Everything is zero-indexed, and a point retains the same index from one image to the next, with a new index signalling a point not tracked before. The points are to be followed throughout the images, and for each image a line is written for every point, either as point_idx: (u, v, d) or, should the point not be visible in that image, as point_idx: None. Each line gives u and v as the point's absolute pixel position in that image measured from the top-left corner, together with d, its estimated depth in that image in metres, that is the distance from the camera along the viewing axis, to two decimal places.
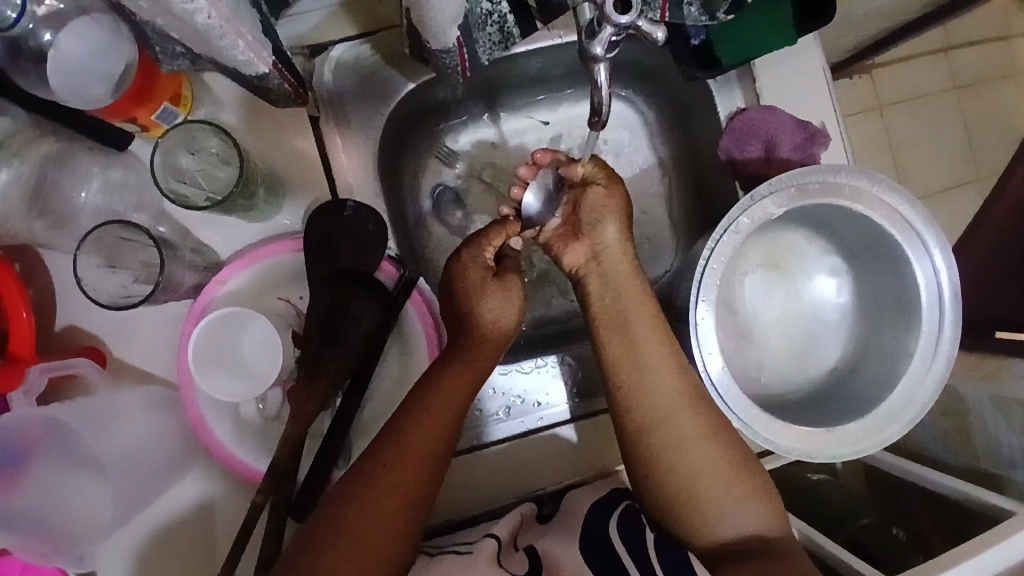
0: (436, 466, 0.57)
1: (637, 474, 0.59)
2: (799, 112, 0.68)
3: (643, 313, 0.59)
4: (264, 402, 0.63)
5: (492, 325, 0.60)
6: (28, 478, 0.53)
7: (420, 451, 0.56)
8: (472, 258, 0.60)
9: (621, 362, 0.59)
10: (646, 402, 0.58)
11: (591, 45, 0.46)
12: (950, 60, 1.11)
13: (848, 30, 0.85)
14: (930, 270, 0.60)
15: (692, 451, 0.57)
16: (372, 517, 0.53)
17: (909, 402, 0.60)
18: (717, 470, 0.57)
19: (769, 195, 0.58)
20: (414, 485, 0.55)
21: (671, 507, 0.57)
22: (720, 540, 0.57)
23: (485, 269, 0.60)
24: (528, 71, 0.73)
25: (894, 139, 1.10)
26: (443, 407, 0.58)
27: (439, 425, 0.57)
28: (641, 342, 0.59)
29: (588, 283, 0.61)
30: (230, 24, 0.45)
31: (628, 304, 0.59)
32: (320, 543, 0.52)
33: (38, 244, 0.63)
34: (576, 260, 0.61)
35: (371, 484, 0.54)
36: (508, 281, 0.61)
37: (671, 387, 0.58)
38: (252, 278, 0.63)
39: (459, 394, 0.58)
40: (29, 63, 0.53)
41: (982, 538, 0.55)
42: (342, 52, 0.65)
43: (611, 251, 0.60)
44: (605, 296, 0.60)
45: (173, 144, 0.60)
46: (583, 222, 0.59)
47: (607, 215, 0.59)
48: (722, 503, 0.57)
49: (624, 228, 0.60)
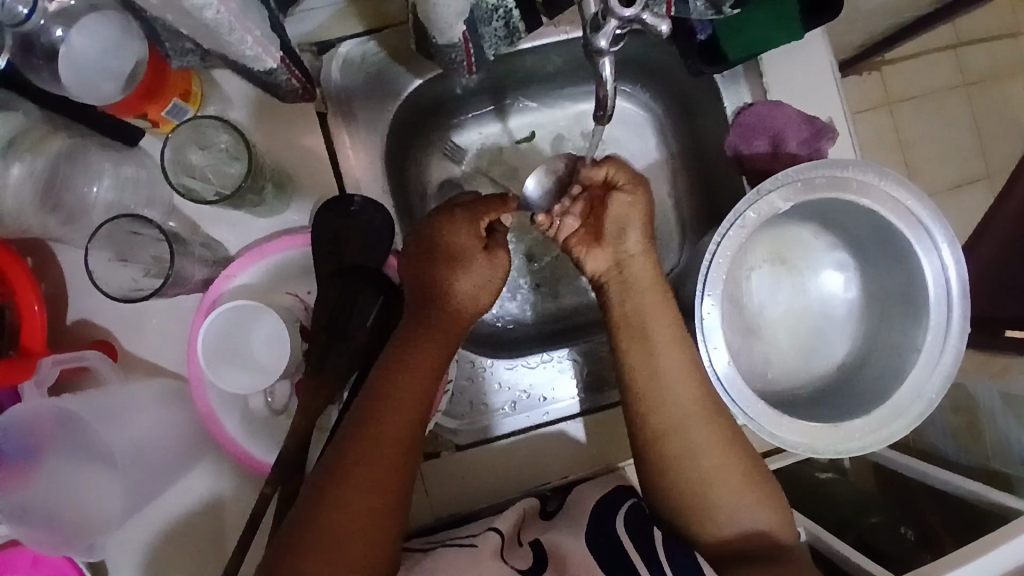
0: (411, 453, 0.56)
1: (647, 476, 0.58)
2: (806, 107, 0.68)
3: (650, 307, 0.60)
4: (273, 394, 0.61)
5: (466, 301, 0.59)
6: (37, 471, 0.55)
7: (397, 439, 0.55)
8: (468, 222, 0.59)
9: (636, 363, 0.59)
10: (664, 409, 0.58)
11: (595, 38, 0.47)
12: (960, 56, 1.10)
13: (856, 26, 0.84)
14: (938, 264, 0.59)
15: (705, 457, 0.57)
16: (355, 510, 0.53)
17: (916, 398, 0.60)
18: (730, 477, 0.57)
19: (776, 189, 0.58)
20: (395, 476, 0.55)
21: (679, 506, 0.57)
22: (725, 538, 0.56)
23: (477, 237, 0.59)
24: (534, 68, 0.73)
25: (903, 136, 1.09)
26: (414, 395, 0.57)
27: (412, 410, 0.57)
28: (656, 348, 0.58)
29: (609, 289, 0.61)
30: (239, 20, 0.46)
31: (640, 309, 0.59)
32: (307, 538, 0.51)
33: (50, 240, 0.63)
34: (597, 266, 0.61)
35: (350, 474, 0.53)
36: (496, 255, 0.60)
37: (679, 387, 0.58)
38: (261, 273, 0.64)
39: (427, 375, 0.58)
40: (42, 62, 0.53)
41: (989, 538, 0.54)
42: (351, 48, 0.66)
43: (633, 260, 0.60)
44: (623, 302, 0.60)
45: (184, 141, 0.61)
46: (607, 229, 0.60)
47: (632, 220, 0.59)
48: (733, 507, 0.56)
49: (647, 235, 0.60)
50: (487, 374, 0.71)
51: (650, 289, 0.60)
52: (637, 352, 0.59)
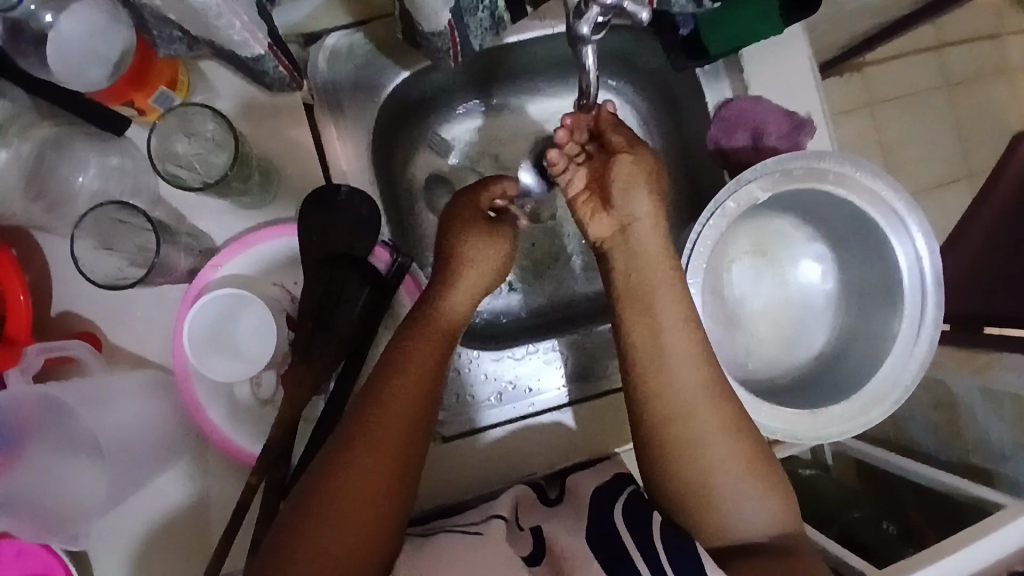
0: (407, 441, 0.55)
1: (650, 464, 0.58)
2: (786, 101, 0.69)
3: (656, 273, 0.57)
4: (259, 384, 0.63)
5: (471, 263, 0.61)
6: (22, 458, 0.56)
7: (391, 429, 0.55)
8: (468, 200, 0.63)
9: (636, 340, 0.57)
10: (667, 396, 0.56)
11: (577, 25, 0.48)
12: (941, 58, 1.13)
13: (839, 26, 0.87)
14: (912, 254, 0.61)
15: (709, 447, 0.56)
16: (348, 501, 0.52)
17: (893, 385, 0.61)
18: (733, 467, 0.56)
19: (754, 180, 0.59)
20: (390, 467, 0.54)
21: (683, 497, 0.56)
22: (728, 532, 0.56)
23: (478, 209, 0.63)
24: (520, 62, 0.74)
25: (885, 136, 1.11)
26: (411, 382, 0.56)
27: (409, 396, 0.56)
28: (659, 325, 0.56)
29: (612, 258, 0.58)
30: (227, 4, 0.46)
31: (645, 281, 0.57)
32: (303, 527, 0.51)
33: (33, 227, 0.63)
34: (602, 232, 0.59)
35: (344, 465, 0.53)
36: (499, 226, 0.63)
37: (685, 369, 0.56)
38: (249, 263, 0.64)
39: (422, 365, 0.57)
40: (30, 46, 0.55)
41: (969, 531, 0.55)
42: (336, 41, 0.67)
43: (640, 225, 0.57)
44: (628, 276, 0.58)
45: (169, 129, 0.61)
46: (613, 194, 0.57)
47: (637, 184, 0.57)
48: (734, 498, 0.55)
49: (655, 200, 0.57)
50: (473, 366, 0.71)
51: (656, 257, 0.57)
52: (638, 328, 0.57)
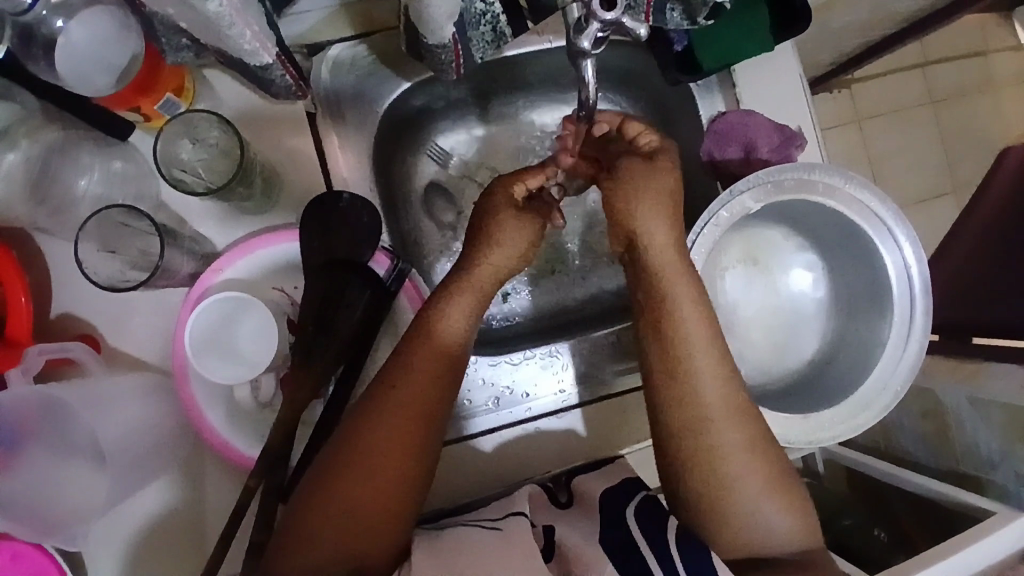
0: (417, 446, 0.54)
1: (668, 469, 0.57)
2: (777, 115, 0.71)
3: (675, 287, 0.56)
4: (259, 387, 0.64)
5: (497, 264, 0.58)
6: (20, 458, 0.58)
7: (398, 434, 0.53)
8: (503, 190, 0.60)
9: (652, 347, 0.56)
10: (686, 404, 0.55)
11: (578, 40, 0.49)
12: (926, 75, 1.16)
13: (829, 43, 0.89)
14: (900, 260, 0.63)
15: (727, 455, 0.54)
16: (353, 504, 0.52)
17: (885, 389, 0.62)
18: (752, 477, 0.54)
19: (747, 191, 0.61)
20: (398, 473, 0.53)
21: (699, 504, 0.55)
22: (745, 541, 0.54)
23: (512, 200, 0.59)
24: (518, 74, 0.76)
25: (872, 152, 1.14)
26: (419, 386, 0.55)
27: (417, 400, 0.54)
28: (683, 330, 0.55)
29: (630, 271, 0.59)
30: (239, 14, 0.47)
31: (666, 298, 0.56)
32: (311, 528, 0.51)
33: (35, 231, 0.64)
34: (619, 246, 0.59)
35: (349, 468, 0.52)
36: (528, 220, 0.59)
37: (705, 376, 0.55)
38: (249, 267, 0.65)
39: (432, 370, 0.55)
40: (40, 51, 0.55)
41: (960, 537, 0.56)
42: (340, 52, 0.69)
43: (655, 246, 0.56)
44: (644, 286, 0.57)
45: (174, 134, 0.62)
46: (625, 221, 0.57)
47: (649, 215, 0.56)
48: (752, 509, 0.54)
49: (672, 223, 0.56)
50: (470, 372, 0.71)
51: (675, 273, 0.56)
52: (654, 336, 0.56)
